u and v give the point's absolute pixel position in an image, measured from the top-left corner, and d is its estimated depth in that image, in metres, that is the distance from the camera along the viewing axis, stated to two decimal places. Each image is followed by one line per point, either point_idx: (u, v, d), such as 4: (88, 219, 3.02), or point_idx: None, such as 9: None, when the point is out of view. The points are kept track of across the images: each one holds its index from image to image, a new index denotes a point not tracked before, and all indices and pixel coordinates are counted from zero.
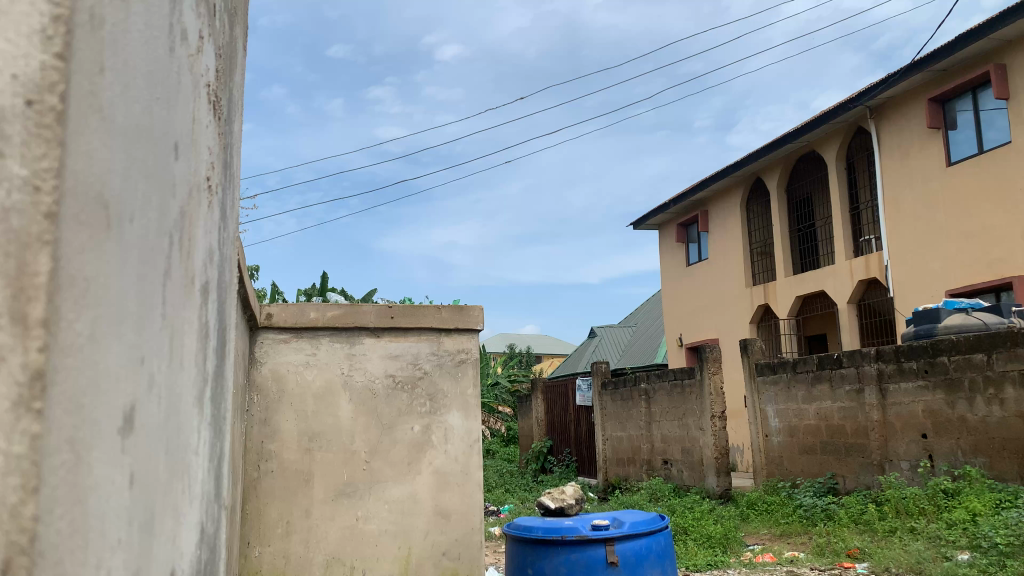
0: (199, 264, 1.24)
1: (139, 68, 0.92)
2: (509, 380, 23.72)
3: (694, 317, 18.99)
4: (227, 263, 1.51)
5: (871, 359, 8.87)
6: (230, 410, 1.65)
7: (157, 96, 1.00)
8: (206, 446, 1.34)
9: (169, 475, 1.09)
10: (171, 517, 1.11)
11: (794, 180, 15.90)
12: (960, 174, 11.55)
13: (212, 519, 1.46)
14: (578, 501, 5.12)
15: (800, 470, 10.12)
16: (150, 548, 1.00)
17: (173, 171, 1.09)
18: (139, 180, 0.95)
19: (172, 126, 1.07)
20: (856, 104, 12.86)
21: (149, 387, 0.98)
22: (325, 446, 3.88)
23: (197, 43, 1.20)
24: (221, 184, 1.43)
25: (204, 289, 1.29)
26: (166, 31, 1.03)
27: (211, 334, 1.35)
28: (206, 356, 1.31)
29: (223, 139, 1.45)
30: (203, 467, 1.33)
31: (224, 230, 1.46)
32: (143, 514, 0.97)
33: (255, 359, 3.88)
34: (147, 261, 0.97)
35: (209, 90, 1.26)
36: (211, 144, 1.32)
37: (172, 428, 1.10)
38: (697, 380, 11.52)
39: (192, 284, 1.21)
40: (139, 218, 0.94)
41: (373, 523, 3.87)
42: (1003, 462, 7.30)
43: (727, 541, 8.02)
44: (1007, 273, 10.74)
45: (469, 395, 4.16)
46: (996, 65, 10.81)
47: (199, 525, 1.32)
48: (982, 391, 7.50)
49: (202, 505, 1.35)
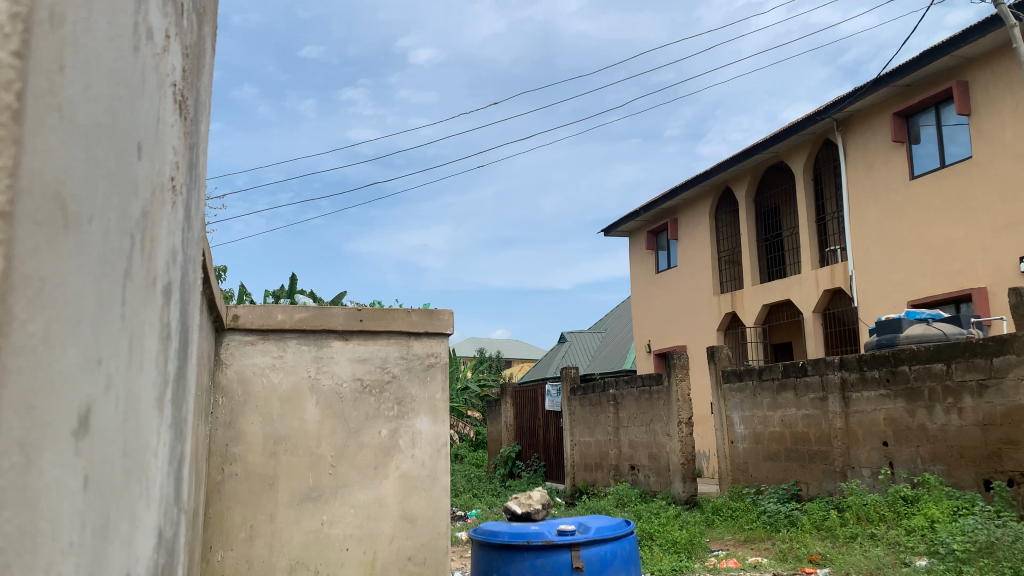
0: (162, 265, 1.23)
1: (101, 66, 0.97)
2: (478, 385, 23.71)
3: (663, 324, 19.14)
4: (191, 265, 1.50)
5: (834, 368, 9.01)
6: (191, 413, 1.63)
7: (121, 95, 1.02)
8: (166, 449, 1.33)
9: (126, 478, 1.08)
10: (127, 520, 1.10)
11: (762, 190, 16.11)
12: (923, 188, 11.79)
13: (171, 522, 1.45)
14: (545, 506, 5.13)
15: (765, 476, 10.25)
16: (105, 552, 1.00)
17: (136, 171, 1.09)
18: (100, 179, 0.97)
19: (134, 126, 1.08)
20: (824, 116, 13.07)
21: (106, 388, 0.98)
22: (290, 449, 3.84)
23: (163, 42, 1.20)
24: (187, 186, 1.42)
25: (166, 291, 1.27)
26: (130, 30, 1.05)
27: (172, 337, 1.33)
28: (167, 358, 1.30)
29: (189, 139, 1.44)
30: (163, 471, 1.32)
31: (188, 230, 1.46)
32: (98, 518, 0.97)
33: (220, 360, 3.81)
34: (105, 261, 0.98)
35: (174, 90, 1.25)
36: (176, 143, 1.32)
37: (131, 430, 1.10)
38: (665, 386, 11.61)
39: (154, 285, 1.20)
40: (98, 219, 0.96)
41: (338, 527, 3.84)
42: (960, 470, 7.45)
43: (692, 547, 8.08)
44: (966, 285, 10.99)
45: (438, 399, 4.16)
46: (958, 81, 11.06)
47: (157, 530, 1.30)
48: (942, 400, 7.65)
49: (160, 509, 1.33)
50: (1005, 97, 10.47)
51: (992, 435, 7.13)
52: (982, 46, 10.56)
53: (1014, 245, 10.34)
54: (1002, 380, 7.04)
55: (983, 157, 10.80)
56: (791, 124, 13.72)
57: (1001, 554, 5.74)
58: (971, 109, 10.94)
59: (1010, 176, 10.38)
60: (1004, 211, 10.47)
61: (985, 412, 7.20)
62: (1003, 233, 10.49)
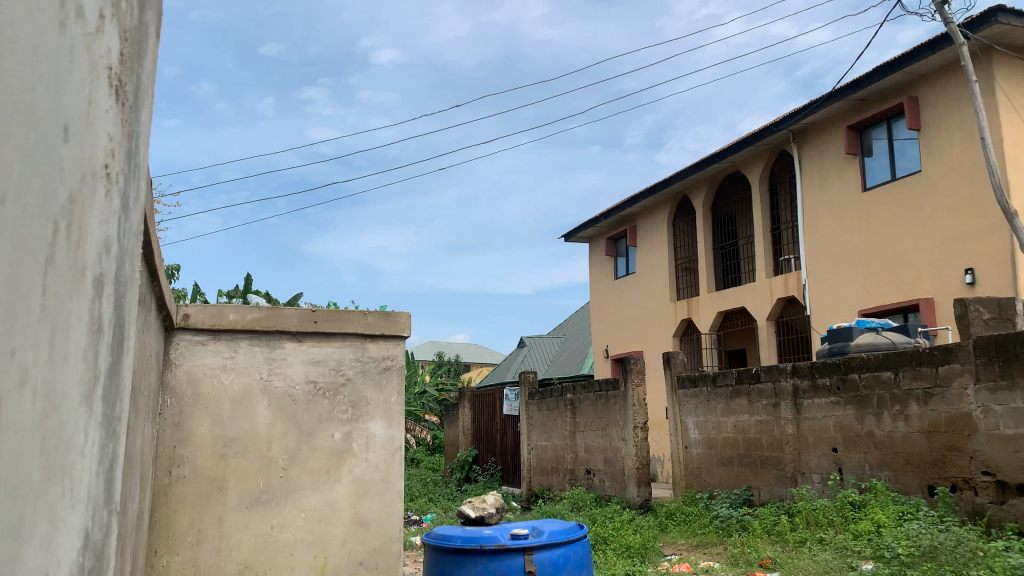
0: (93, 257, 1.20)
1: (19, 40, 0.96)
2: (436, 389, 23.60)
3: (620, 329, 19.29)
4: (128, 257, 1.45)
5: (787, 375, 9.16)
6: (128, 412, 1.56)
7: (42, 73, 1.02)
8: (95, 449, 1.28)
9: (45, 477, 1.05)
10: (46, 521, 1.06)
11: (719, 199, 16.34)
12: (874, 200, 12.07)
13: (101, 525, 1.39)
14: (499, 509, 5.12)
15: (717, 481, 10.38)
16: (18, 553, 0.97)
17: (61, 154, 1.08)
18: (16, 159, 0.96)
19: (59, 108, 1.07)
20: (781, 128, 13.31)
21: (19, 381, 0.97)
22: (241, 452, 3.76)
23: (96, 23, 1.18)
24: (125, 174, 1.38)
25: (98, 282, 1.23)
26: (55, 6, 1.05)
27: (105, 330, 1.29)
28: (98, 352, 1.26)
29: (129, 127, 1.39)
30: (92, 472, 1.28)
31: (126, 221, 1.41)
32: (9, 516, 0.95)
33: (169, 360, 3.72)
34: (21, 245, 0.97)
35: (108, 73, 1.22)
36: (112, 130, 1.28)
37: (52, 425, 1.07)
38: (622, 391, 11.68)
39: (83, 276, 1.16)
40: (15, 197, 0.96)
41: (288, 531, 3.79)
42: (906, 476, 7.63)
43: (645, 551, 8.14)
44: (914, 295, 11.29)
45: (393, 402, 4.13)
46: (909, 97, 11.36)
47: (83, 534, 1.26)
48: (889, 407, 7.82)
49: (88, 511, 1.28)
50: (953, 114, 10.77)
51: (936, 442, 7.30)
52: (932, 63, 10.86)
53: (959, 257, 10.65)
54: (947, 389, 7.21)
55: (932, 171, 11.10)
56: (748, 135, 13.94)
57: (943, 558, 5.88)
58: (920, 124, 11.26)
59: (957, 190, 10.69)
60: (950, 224, 10.77)
61: (930, 419, 7.38)
62: (949, 245, 10.80)
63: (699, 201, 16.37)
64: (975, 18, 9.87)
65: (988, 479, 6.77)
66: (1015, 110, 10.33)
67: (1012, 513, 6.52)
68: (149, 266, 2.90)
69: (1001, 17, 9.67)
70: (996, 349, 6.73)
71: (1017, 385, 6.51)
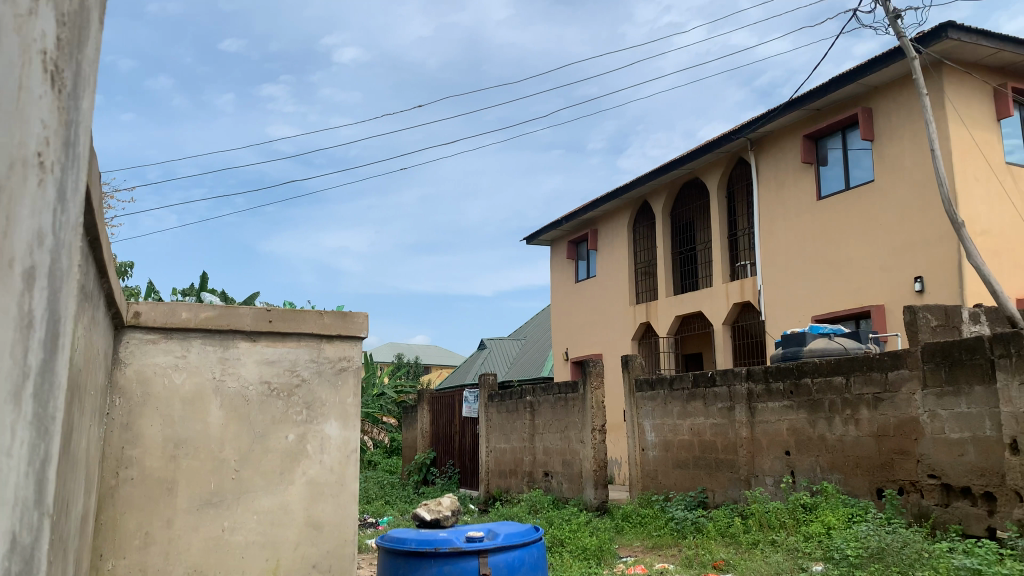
0: (20, 245, 1.26)
1: None
2: (395, 390, 23.38)
3: (580, 332, 19.38)
4: (64, 251, 1.42)
5: (742, 379, 9.30)
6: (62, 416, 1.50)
7: None
8: (25, 444, 1.31)
9: None
10: None
11: (678, 205, 16.52)
12: (828, 208, 12.32)
13: (30, 528, 1.36)
14: (455, 512, 5.10)
15: (673, 484, 10.49)
16: None
17: None
18: None
19: None
20: (739, 135, 13.51)
21: None
22: (191, 453, 3.69)
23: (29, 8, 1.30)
24: (62, 166, 1.40)
25: (28, 273, 1.29)
26: None
27: (36, 324, 1.32)
28: (27, 344, 1.29)
29: (66, 117, 1.41)
30: (20, 470, 1.29)
31: (62, 215, 1.40)
32: None
33: (118, 359, 3.63)
34: None
35: (40, 58, 1.32)
36: (48, 119, 1.34)
37: None
38: (580, 394, 11.73)
39: (9, 265, 1.24)
40: None
41: (239, 534, 3.72)
42: (855, 479, 7.79)
43: (601, 553, 8.19)
44: (865, 302, 11.55)
45: (348, 403, 4.09)
46: (863, 108, 11.62)
47: (9, 532, 1.26)
48: (840, 411, 7.98)
49: (14, 512, 1.28)
50: (905, 125, 11.05)
51: (885, 445, 7.47)
52: (885, 76, 11.12)
53: (909, 266, 10.91)
54: (896, 394, 7.38)
55: (884, 181, 11.37)
56: (707, 142, 14.13)
57: (891, 559, 6.01)
58: (873, 135, 11.53)
59: (908, 200, 10.96)
60: (901, 233, 11.04)
61: (879, 423, 7.54)
62: (899, 254, 11.06)
63: (658, 207, 16.54)
64: (926, 33, 10.14)
65: (934, 482, 6.96)
66: (964, 123, 10.63)
67: (956, 515, 6.71)
68: (98, 261, 2.83)
69: (951, 32, 9.95)
70: (942, 355, 6.91)
71: (963, 391, 6.69)
